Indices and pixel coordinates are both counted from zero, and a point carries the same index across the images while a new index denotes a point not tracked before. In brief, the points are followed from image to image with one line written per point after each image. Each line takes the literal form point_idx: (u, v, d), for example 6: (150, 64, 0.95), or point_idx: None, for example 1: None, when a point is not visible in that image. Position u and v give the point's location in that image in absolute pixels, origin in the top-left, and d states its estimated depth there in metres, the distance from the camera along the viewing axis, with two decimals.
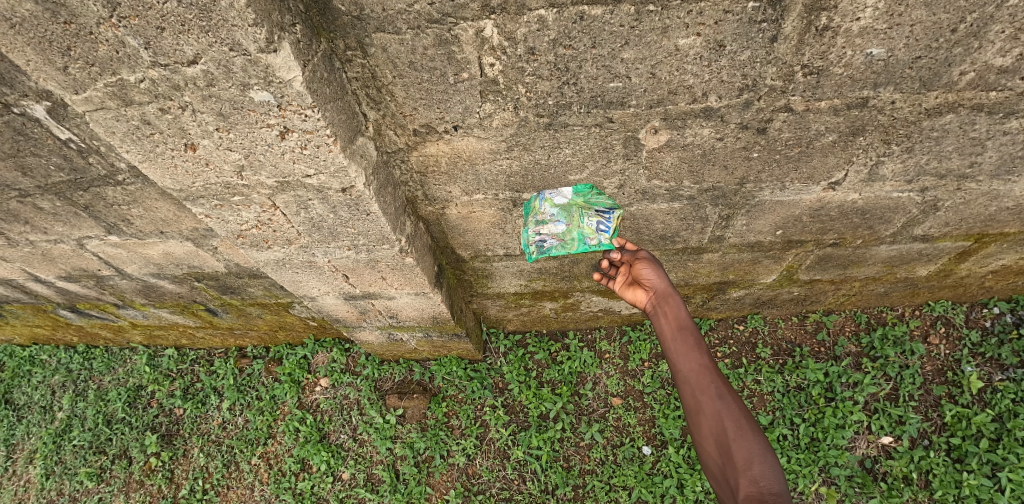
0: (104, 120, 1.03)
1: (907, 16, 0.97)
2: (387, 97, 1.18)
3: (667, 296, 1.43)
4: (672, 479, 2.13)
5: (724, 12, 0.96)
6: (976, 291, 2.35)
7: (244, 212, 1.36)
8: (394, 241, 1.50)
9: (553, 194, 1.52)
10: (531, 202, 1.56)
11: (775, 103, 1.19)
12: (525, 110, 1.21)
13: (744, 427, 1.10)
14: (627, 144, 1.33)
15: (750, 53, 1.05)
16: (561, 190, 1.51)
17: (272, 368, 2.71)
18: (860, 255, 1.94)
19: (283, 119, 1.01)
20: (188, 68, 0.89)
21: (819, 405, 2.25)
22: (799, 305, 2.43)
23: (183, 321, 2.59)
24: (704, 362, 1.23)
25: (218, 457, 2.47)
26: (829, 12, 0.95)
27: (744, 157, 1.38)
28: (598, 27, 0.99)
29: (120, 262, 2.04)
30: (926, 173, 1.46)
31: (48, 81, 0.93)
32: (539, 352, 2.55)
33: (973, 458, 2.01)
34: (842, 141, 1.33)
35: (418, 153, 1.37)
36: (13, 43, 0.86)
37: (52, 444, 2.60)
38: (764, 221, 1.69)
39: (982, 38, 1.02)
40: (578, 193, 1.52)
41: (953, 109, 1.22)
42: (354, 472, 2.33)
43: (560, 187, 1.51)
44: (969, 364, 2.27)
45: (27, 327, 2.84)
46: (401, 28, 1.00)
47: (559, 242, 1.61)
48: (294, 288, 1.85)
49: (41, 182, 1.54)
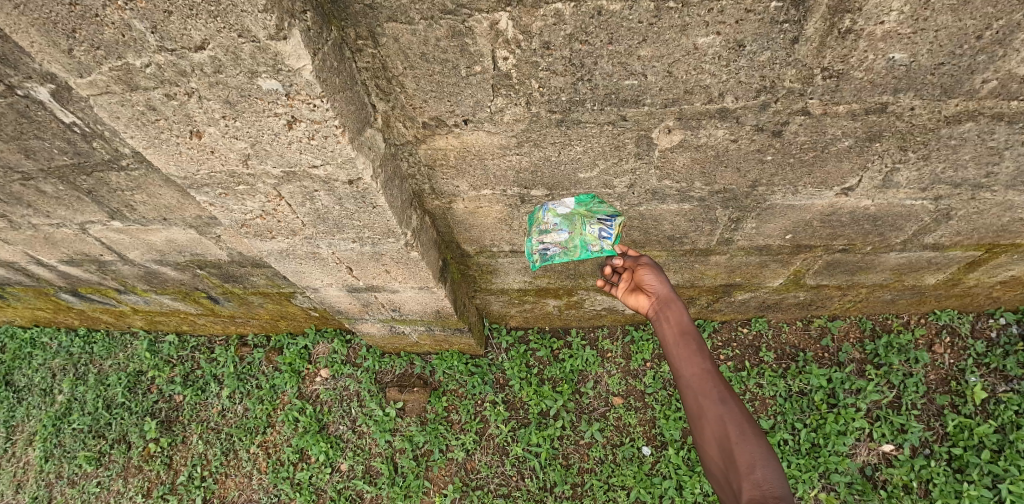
0: (108, 105, 1.02)
1: (933, 21, 0.94)
2: (397, 88, 1.16)
3: (669, 302, 1.42)
4: (671, 480, 2.13)
5: (745, 12, 0.93)
6: (983, 301, 2.33)
7: (249, 201, 1.34)
8: (400, 235, 1.49)
9: (555, 204, 1.56)
10: (534, 213, 1.60)
11: (792, 106, 1.16)
12: (537, 106, 1.19)
13: (747, 432, 1.08)
14: (639, 143, 1.30)
15: (770, 53, 1.02)
16: (564, 200, 1.55)
17: (272, 357, 2.71)
18: (869, 262, 1.92)
19: (290, 108, 0.99)
20: (195, 54, 0.87)
21: (820, 411, 2.23)
22: (804, 310, 2.41)
23: (184, 307, 2.59)
24: (706, 367, 1.22)
25: (218, 444, 2.47)
26: (853, 14, 0.92)
27: (757, 160, 1.36)
28: (616, 23, 0.96)
29: (122, 247, 2.02)
30: (940, 181, 1.44)
31: (52, 64, 0.91)
32: (541, 350, 2.54)
33: (974, 468, 2.00)
34: (858, 147, 1.30)
35: (427, 147, 1.35)
36: (17, 24, 0.84)
37: (52, 427, 2.61)
38: (774, 225, 1.67)
39: (1008, 46, 0.99)
40: (580, 203, 1.56)
41: (973, 117, 1.20)
42: (353, 463, 2.33)
43: (562, 198, 1.55)
44: (973, 375, 2.26)
45: (28, 310, 2.84)
46: (414, 18, 0.97)
47: (563, 249, 1.59)
48: (296, 278, 1.83)
49: (44, 166, 1.53)
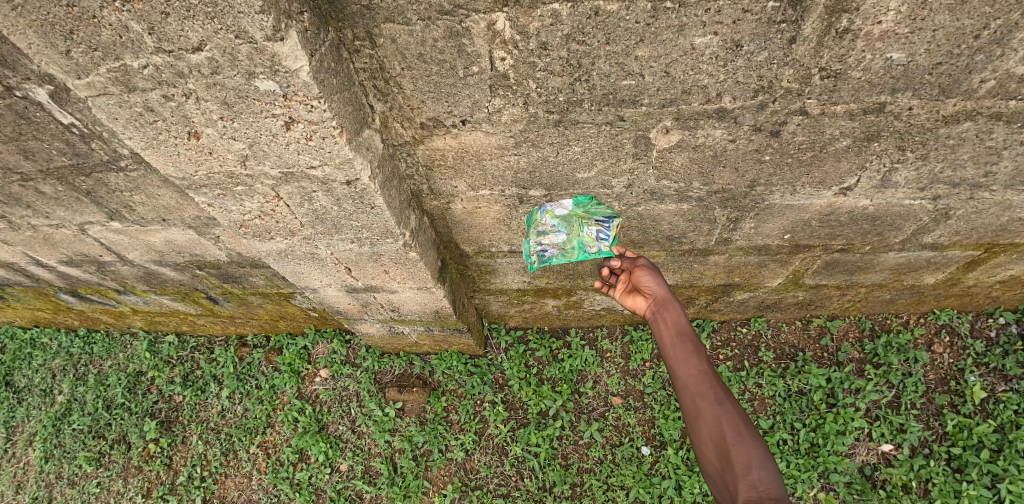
0: (107, 106, 1.02)
1: (931, 21, 0.94)
2: (395, 89, 1.16)
3: (666, 303, 1.41)
4: (670, 480, 2.13)
5: (743, 12, 0.93)
6: (982, 301, 2.33)
7: (248, 202, 1.34)
8: (398, 235, 1.49)
9: (554, 205, 1.55)
10: (533, 214, 1.59)
11: (790, 106, 1.16)
12: (534, 106, 1.19)
13: (743, 433, 1.08)
14: (637, 143, 1.31)
15: (768, 53, 1.02)
16: (562, 201, 1.54)
17: (272, 357, 2.71)
18: (868, 262, 1.92)
19: (288, 109, 0.99)
20: (192, 55, 0.87)
21: (820, 411, 2.23)
22: (803, 310, 2.41)
23: (183, 308, 2.58)
24: (703, 368, 1.22)
25: (217, 444, 2.47)
26: (850, 14, 0.92)
27: (756, 160, 1.36)
28: (613, 23, 0.96)
29: (121, 247, 2.02)
30: (939, 181, 1.44)
31: (50, 65, 0.92)
32: (540, 350, 2.54)
33: (974, 468, 2.00)
34: (856, 147, 1.30)
35: (425, 147, 1.35)
36: (15, 26, 0.84)
37: (52, 427, 2.61)
38: (773, 225, 1.67)
39: (1005, 46, 0.99)
40: (578, 204, 1.54)
41: (971, 117, 1.20)
42: (352, 464, 2.33)
43: (560, 198, 1.54)
44: (972, 374, 2.26)
45: (28, 310, 2.84)
46: (411, 19, 0.97)
47: (560, 251, 1.56)
48: (296, 278, 1.83)
49: (43, 167, 1.53)
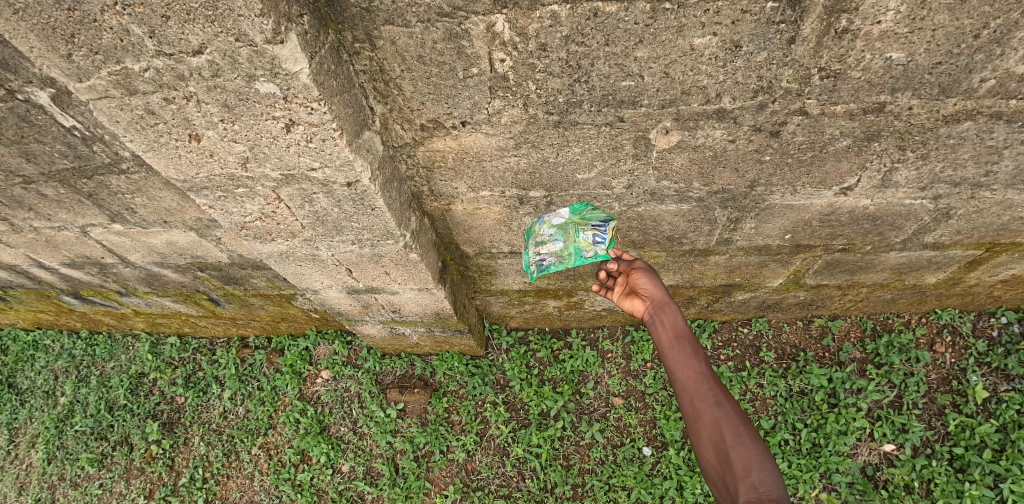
0: (108, 109, 1.02)
1: (930, 20, 0.94)
2: (394, 91, 1.17)
3: (663, 305, 1.41)
4: (672, 481, 2.13)
5: (741, 12, 0.93)
6: (984, 300, 2.32)
7: (249, 204, 1.34)
8: (399, 236, 1.50)
9: (551, 215, 1.58)
10: (532, 225, 1.64)
11: (790, 106, 1.16)
12: (534, 108, 1.19)
13: (742, 434, 1.08)
14: (638, 143, 1.31)
15: (766, 54, 1.02)
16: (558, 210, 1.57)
17: (273, 359, 2.72)
18: (869, 261, 1.92)
19: (288, 111, 0.99)
20: (193, 58, 0.87)
21: (821, 411, 2.23)
22: (804, 310, 2.41)
23: (185, 309, 2.59)
24: (701, 370, 1.22)
25: (219, 446, 2.48)
26: (849, 14, 0.92)
27: (755, 160, 1.36)
28: (612, 24, 0.96)
29: (123, 249, 2.03)
30: (940, 180, 1.43)
31: (51, 69, 0.92)
32: (541, 350, 2.54)
33: (976, 468, 1.99)
34: (857, 146, 1.30)
35: (425, 149, 1.36)
36: (16, 30, 0.85)
37: (54, 429, 2.62)
38: (773, 225, 1.67)
39: (1005, 45, 0.99)
40: (573, 212, 1.56)
41: (971, 116, 1.20)
42: (354, 464, 2.33)
43: (556, 208, 1.58)
44: (974, 374, 2.25)
45: (30, 312, 2.85)
46: (410, 21, 0.97)
47: (558, 258, 1.61)
48: (297, 280, 1.84)
49: (45, 169, 1.54)
